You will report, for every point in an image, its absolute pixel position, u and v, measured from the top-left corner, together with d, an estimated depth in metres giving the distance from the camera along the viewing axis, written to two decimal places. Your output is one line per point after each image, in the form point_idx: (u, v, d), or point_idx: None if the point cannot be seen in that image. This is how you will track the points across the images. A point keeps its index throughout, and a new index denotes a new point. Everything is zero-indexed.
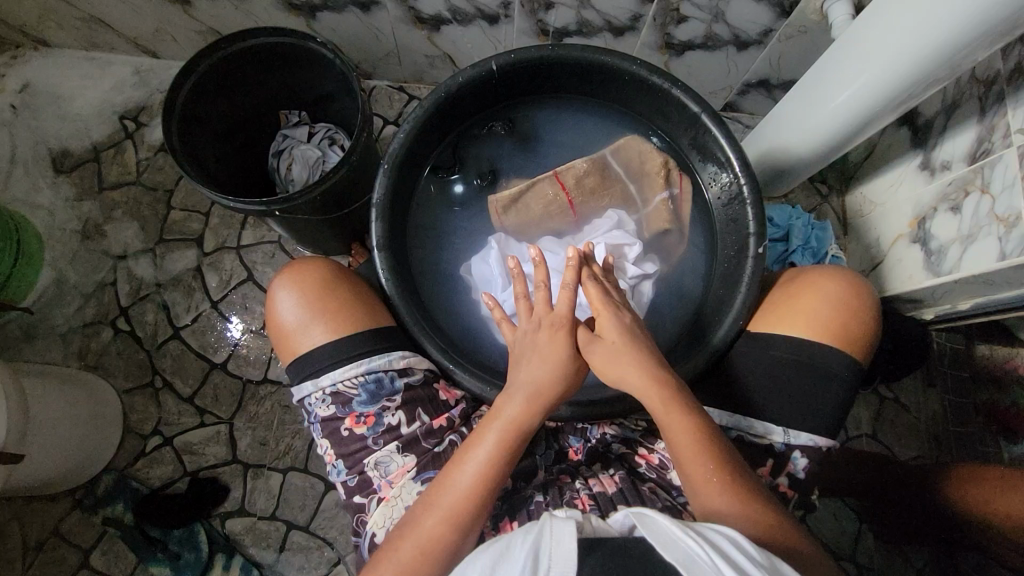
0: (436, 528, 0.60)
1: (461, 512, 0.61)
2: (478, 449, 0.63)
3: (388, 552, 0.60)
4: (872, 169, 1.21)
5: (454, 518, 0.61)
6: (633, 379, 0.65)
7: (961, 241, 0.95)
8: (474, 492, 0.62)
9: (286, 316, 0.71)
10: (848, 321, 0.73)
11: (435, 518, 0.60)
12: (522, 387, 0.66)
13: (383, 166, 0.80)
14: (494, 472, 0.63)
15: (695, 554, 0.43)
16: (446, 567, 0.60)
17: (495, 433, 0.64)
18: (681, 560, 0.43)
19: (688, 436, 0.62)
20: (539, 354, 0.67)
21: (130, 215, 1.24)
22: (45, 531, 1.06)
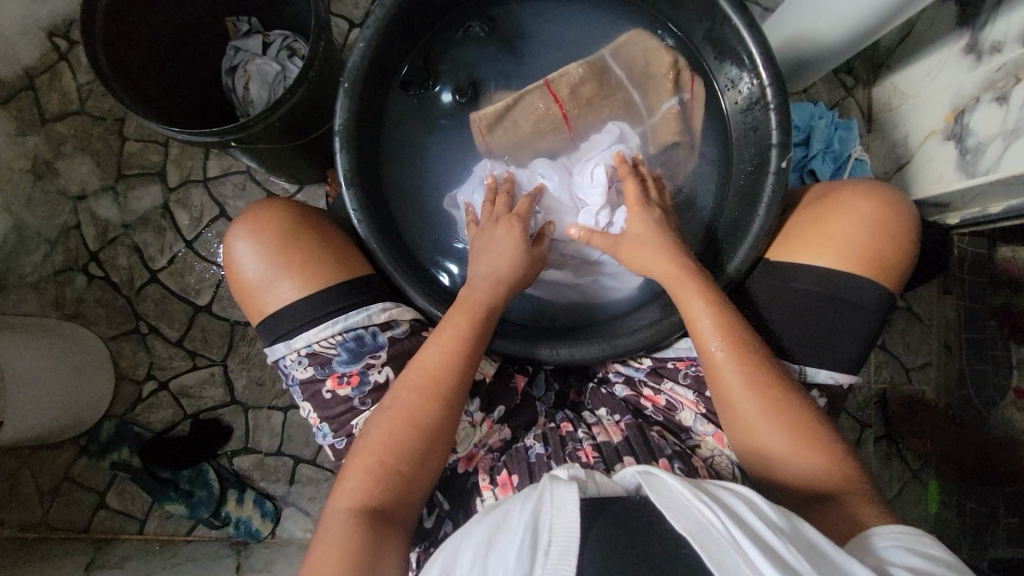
0: (419, 401, 0.60)
1: (440, 384, 0.61)
2: (448, 323, 0.63)
3: (372, 427, 0.60)
4: (906, 54, 1.07)
5: (434, 388, 0.60)
6: (658, 266, 0.66)
7: (1005, 137, 0.85)
8: (453, 363, 0.61)
9: (247, 271, 0.65)
10: (883, 246, 0.66)
11: (416, 391, 0.60)
12: (484, 273, 0.66)
13: (342, 85, 0.69)
14: (471, 343, 0.63)
15: (707, 522, 0.47)
16: (434, 436, 0.60)
17: (460, 312, 0.64)
18: (690, 530, 0.47)
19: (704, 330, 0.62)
20: (496, 247, 0.67)
21: (81, 149, 1.13)
22: (57, 477, 1.07)
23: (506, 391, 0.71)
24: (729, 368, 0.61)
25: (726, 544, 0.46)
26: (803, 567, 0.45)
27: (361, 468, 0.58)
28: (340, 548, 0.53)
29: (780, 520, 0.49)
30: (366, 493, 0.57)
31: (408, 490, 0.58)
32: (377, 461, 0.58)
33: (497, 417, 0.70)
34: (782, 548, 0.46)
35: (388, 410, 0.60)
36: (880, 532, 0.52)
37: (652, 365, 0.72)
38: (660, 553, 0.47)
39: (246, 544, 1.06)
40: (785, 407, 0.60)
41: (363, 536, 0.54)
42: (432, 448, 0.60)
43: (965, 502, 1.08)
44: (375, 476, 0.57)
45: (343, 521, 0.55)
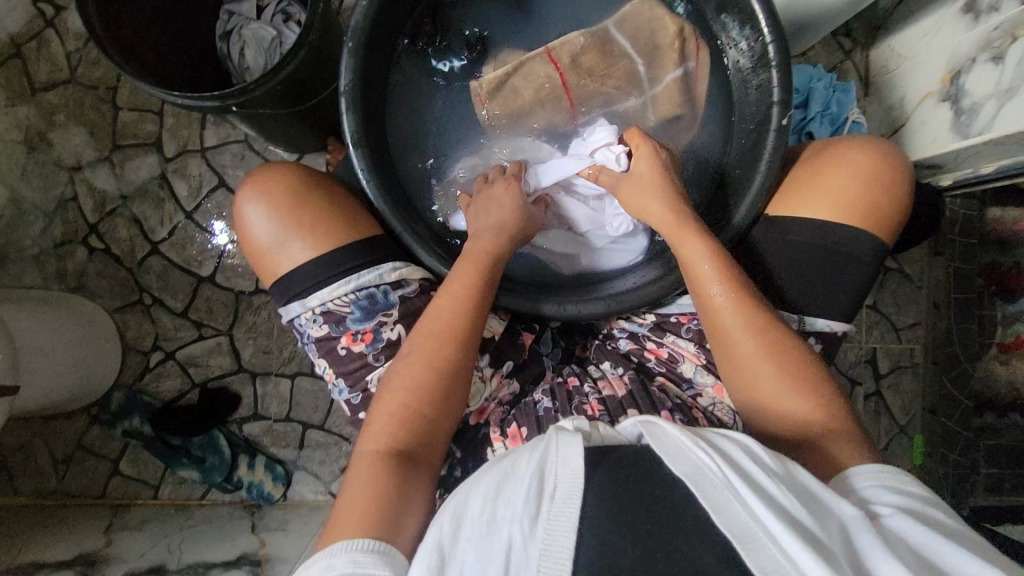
0: (435, 349, 0.63)
1: (454, 331, 0.63)
2: (459, 273, 0.65)
3: (392, 377, 0.62)
4: (904, 16, 1.07)
5: (450, 335, 0.63)
6: (655, 211, 0.68)
7: (999, 96, 0.86)
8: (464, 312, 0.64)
9: (259, 234, 0.66)
10: (880, 198, 0.68)
11: (430, 339, 0.63)
12: (490, 224, 0.68)
13: (346, 45, 0.68)
14: (481, 291, 0.65)
15: (704, 465, 0.51)
16: (452, 382, 0.62)
17: (469, 262, 0.66)
18: (688, 473, 0.51)
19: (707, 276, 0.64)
20: (496, 202, 0.69)
21: (74, 119, 1.11)
22: (70, 445, 1.10)
23: (514, 347, 0.74)
24: (724, 314, 0.64)
25: (721, 486, 0.49)
26: (792, 505, 0.48)
27: (383, 414, 0.61)
28: (372, 483, 0.57)
29: (775, 464, 0.51)
30: (393, 436, 0.60)
31: (431, 433, 0.61)
32: (401, 404, 0.61)
33: (507, 371, 0.73)
34: (774, 488, 0.49)
35: (405, 357, 0.63)
36: (862, 472, 0.56)
37: (655, 321, 0.74)
38: (661, 496, 0.50)
39: (259, 506, 1.09)
40: (782, 348, 0.63)
41: (392, 474, 0.57)
42: (449, 392, 0.63)
43: (949, 454, 1.13)
44: (400, 420, 0.60)
45: (371, 462, 0.58)
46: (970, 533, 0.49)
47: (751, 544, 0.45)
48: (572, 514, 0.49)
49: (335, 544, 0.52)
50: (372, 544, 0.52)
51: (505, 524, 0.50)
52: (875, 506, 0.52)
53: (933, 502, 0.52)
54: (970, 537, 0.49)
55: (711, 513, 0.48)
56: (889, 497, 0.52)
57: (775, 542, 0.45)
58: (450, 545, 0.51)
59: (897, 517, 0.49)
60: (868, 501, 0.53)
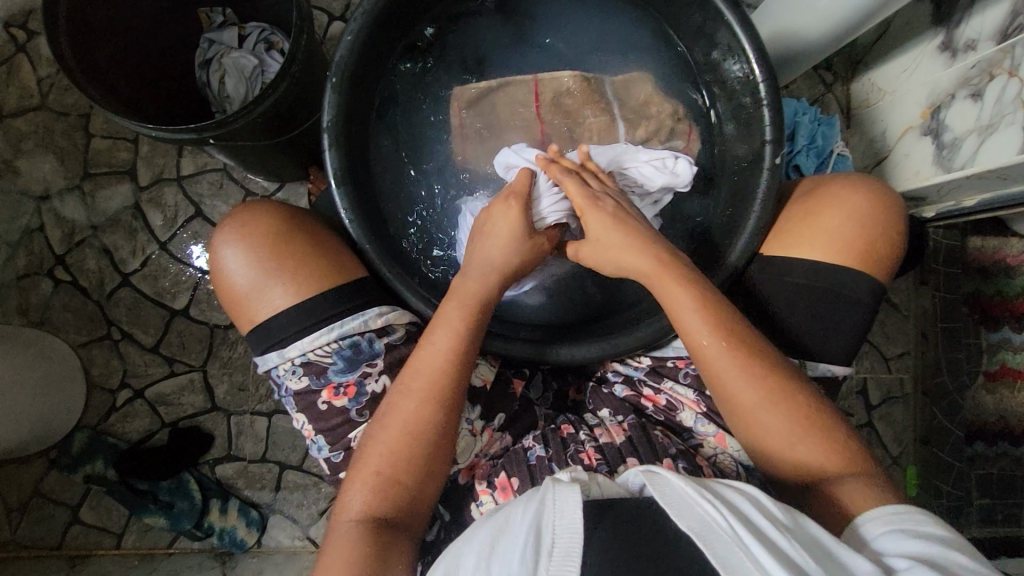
0: (413, 408, 0.58)
1: (433, 388, 0.59)
2: (443, 321, 0.62)
3: (371, 441, 0.58)
4: (883, 52, 1.10)
5: (432, 393, 0.59)
6: (640, 266, 0.63)
7: (981, 131, 0.87)
8: (446, 365, 0.60)
9: (237, 279, 0.62)
10: (875, 239, 0.67)
11: (411, 396, 0.59)
12: (479, 262, 0.65)
13: (329, 81, 0.67)
14: (462, 342, 0.61)
15: (710, 519, 0.48)
16: (435, 443, 0.59)
17: (456, 308, 0.63)
18: (694, 527, 0.47)
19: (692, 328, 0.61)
20: (495, 228, 0.66)
21: (43, 147, 1.07)
22: (26, 492, 1.02)
23: (505, 398, 0.71)
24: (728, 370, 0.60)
25: (729, 542, 0.46)
26: (805, 562, 0.45)
27: (363, 475, 0.57)
28: (350, 551, 0.53)
29: (785, 519, 0.48)
30: (375, 504, 0.56)
31: (415, 498, 0.58)
32: (377, 468, 0.57)
33: (498, 425, 0.69)
34: (785, 543, 0.46)
35: (383, 415, 0.59)
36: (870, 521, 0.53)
37: (651, 364, 0.72)
38: (666, 552, 0.47)
39: (231, 555, 1.03)
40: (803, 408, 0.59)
41: (373, 544, 0.54)
42: (432, 453, 0.59)
43: (942, 485, 1.12)
44: (377, 486, 0.56)
45: (349, 530, 0.55)
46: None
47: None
48: (572, 574, 0.46)
49: None
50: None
51: None
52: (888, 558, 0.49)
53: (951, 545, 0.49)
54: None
55: (720, 571, 0.45)
56: (904, 545, 0.49)
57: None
58: None
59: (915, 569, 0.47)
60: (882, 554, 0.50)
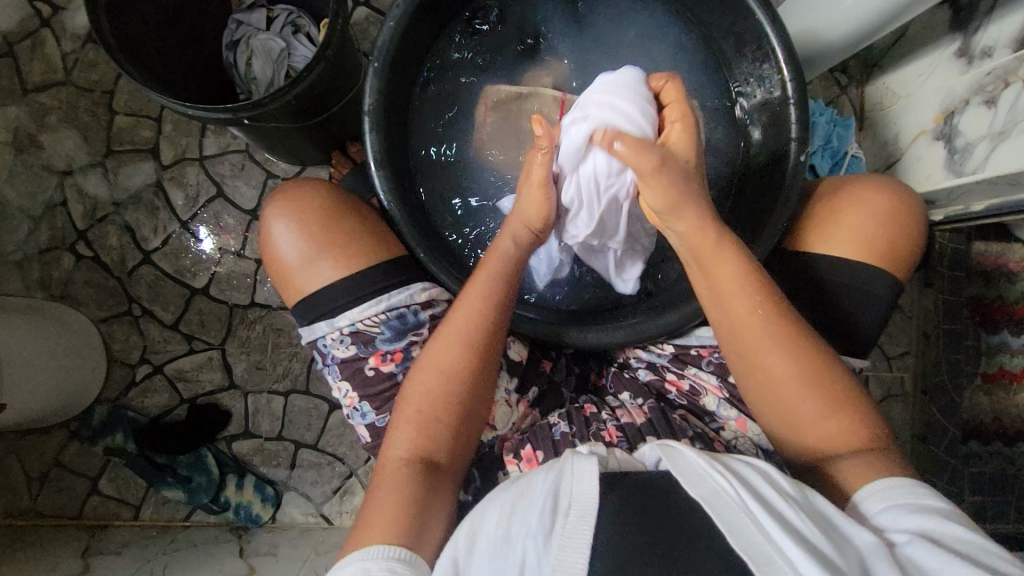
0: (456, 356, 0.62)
1: (477, 343, 0.63)
2: (481, 277, 0.65)
3: (414, 386, 0.62)
4: (899, 56, 1.12)
5: (469, 343, 0.63)
6: (687, 225, 0.62)
7: (993, 137, 0.90)
8: (486, 321, 0.64)
9: (287, 252, 0.68)
10: (895, 236, 0.69)
11: (451, 346, 0.63)
12: (514, 219, 0.67)
13: (372, 67, 0.71)
14: (501, 298, 0.65)
15: (719, 489, 0.50)
16: (472, 392, 0.63)
17: (492, 264, 0.66)
18: (704, 495, 0.50)
19: (733, 299, 0.63)
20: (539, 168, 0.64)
21: (67, 122, 1.08)
22: (46, 462, 1.05)
23: (537, 375, 0.75)
24: (772, 339, 0.62)
25: (736, 509, 0.48)
26: (810, 531, 0.47)
27: (405, 418, 0.61)
28: (400, 491, 0.57)
29: (793, 491, 0.51)
30: (416, 445, 0.61)
31: (458, 441, 0.62)
32: (417, 412, 0.61)
33: (531, 398, 0.74)
34: (789, 510, 0.48)
35: (425, 365, 0.63)
36: (873, 495, 0.56)
37: (674, 351, 0.75)
38: (674, 517, 0.49)
39: (246, 529, 1.05)
40: (824, 381, 0.62)
41: (418, 483, 0.58)
42: (467, 399, 0.63)
43: (939, 483, 1.14)
44: (420, 428, 0.61)
45: (397, 471, 0.59)
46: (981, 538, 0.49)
47: (765, 567, 0.44)
48: (586, 536, 0.48)
49: (372, 546, 0.53)
50: (401, 553, 0.52)
51: (519, 540, 0.49)
52: (890, 533, 0.51)
53: (940, 514, 0.51)
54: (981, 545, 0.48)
55: (726, 535, 0.47)
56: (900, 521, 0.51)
57: (793, 566, 0.44)
58: (464, 560, 0.51)
59: (915, 543, 0.48)
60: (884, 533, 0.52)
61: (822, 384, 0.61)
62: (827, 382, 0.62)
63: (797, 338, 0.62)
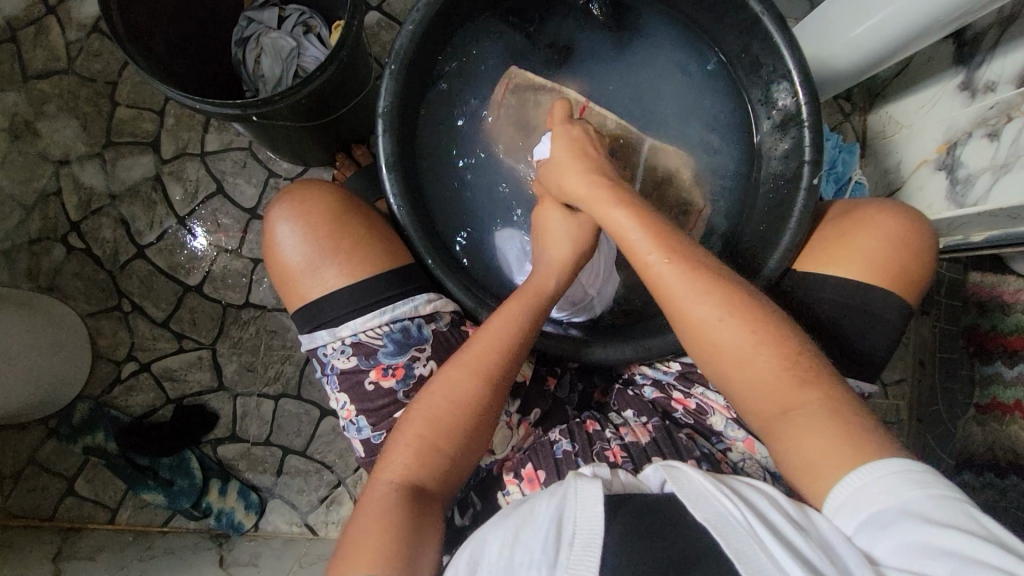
0: (467, 381, 0.61)
1: (495, 371, 0.62)
2: (507, 309, 0.65)
3: (414, 408, 0.61)
4: (903, 86, 1.13)
5: (484, 370, 0.61)
6: (582, 190, 0.68)
7: (995, 170, 0.91)
8: (500, 347, 0.63)
9: (292, 255, 0.66)
10: (907, 262, 0.69)
11: (463, 371, 0.61)
12: (550, 261, 0.70)
13: (388, 68, 0.71)
14: (518, 327, 0.64)
15: (728, 514, 0.48)
16: (476, 417, 0.61)
17: (520, 299, 0.66)
18: (711, 520, 0.48)
19: (643, 251, 0.61)
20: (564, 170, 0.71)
21: (66, 111, 1.06)
22: (21, 459, 1.01)
23: (540, 394, 0.74)
24: (691, 300, 0.58)
25: (744, 535, 0.46)
26: (820, 561, 0.44)
27: (405, 440, 0.59)
28: (383, 518, 0.54)
29: (799, 517, 0.48)
30: (411, 469, 0.58)
31: (450, 472, 0.60)
32: (419, 435, 0.59)
33: (533, 419, 0.73)
34: (799, 540, 0.46)
35: (432, 388, 0.61)
36: (843, 516, 0.48)
37: (681, 369, 0.75)
38: (680, 542, 0.48)
39: (227, 537, 1.01)
40: (773, 334, 0.56)
41: (403, 507, 0.55)
42: (474, 430, 0.61)
43: None
44: (415, 450, 0.59)
45: (384, 494, 0.56)
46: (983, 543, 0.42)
47: None
48: (590, 564, 0.47)
49: None
50: None
51: (522, 568, 0.48)
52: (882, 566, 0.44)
53: (929, 519, 0.44)
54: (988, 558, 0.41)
55: (732, 561, 0.45)
56: (886, 544, 0.44)
57: None
58: None
59: None
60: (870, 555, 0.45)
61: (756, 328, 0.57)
62: (778, 348, 0.56)
63: (728, 287, 0.58)
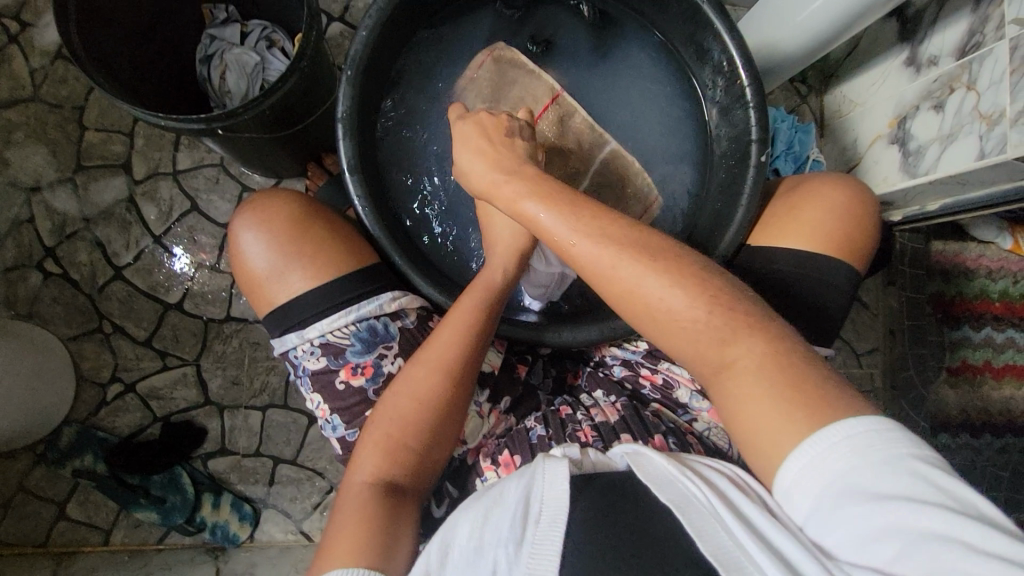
0: (427, 380, 0.63)
1: (450, 366, 0.64)
2: (464, 303, 0.67)
3: (383, 409, 0.63)
4: (855, 66, 1.17)
5: (443, 367, 0.63)
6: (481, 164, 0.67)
7: (942, 140, 0.94)
8: (465, 345, 0.65)
9: (258, 263, 0.68)
10: (852, 230, 0.73)
11: (422, 369, 0.63)
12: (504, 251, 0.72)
13: (344, 74, 0.72)
14: (479, 325, 0.66)
15: (692, 496, 0.50)
16: (442, 414, 0.63)
17: (473, 296, 0.68)
18: (674, 500, 0.50)
19: (534, 209, 0.59)
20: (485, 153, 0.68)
21: (34, 138, 1.06)
22: (11, 488, 1.01)
23: (511, 381, 0.77)
24: (618, 264, 0.54)
25: (706, 514, 0.48)
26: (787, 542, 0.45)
27: (373, 439, 0.62)
28: (359, 516, 0.56)
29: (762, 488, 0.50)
30: (381, 467, 0.60)
31: (420, 464, 0.62)
32: (386, 433, 0.61)
33: (504, 407, 0.75)
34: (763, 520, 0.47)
35: (395, 388, 0.63)
36: (792, 492, 0.46)
37: (647, 348, 0.78)
38: (643, 523, 0.50)
39: (223, 549, 1.03)
40: (707, 292, 0.52)
41: (376, 503, 0.57)
42: (438, 423, 0.63)
43: None
44: (386, 451, 0.61)
45: (357, 493, 0.58)
46: (938, 513, 0.40)
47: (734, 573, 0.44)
48: (556, 541, 0.49)
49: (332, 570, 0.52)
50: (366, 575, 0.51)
51: (490, 548, 0.50)
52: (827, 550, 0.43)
53: (874, 496, 0.42)
54: (961, 535, 0.39)
55: (696, 539, 0.47)
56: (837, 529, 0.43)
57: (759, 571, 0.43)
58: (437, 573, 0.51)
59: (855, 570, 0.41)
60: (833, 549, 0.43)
61: (675, 276, 0.53)
62: (711, 312, 0.51)
63: (659, 253, 0.54)
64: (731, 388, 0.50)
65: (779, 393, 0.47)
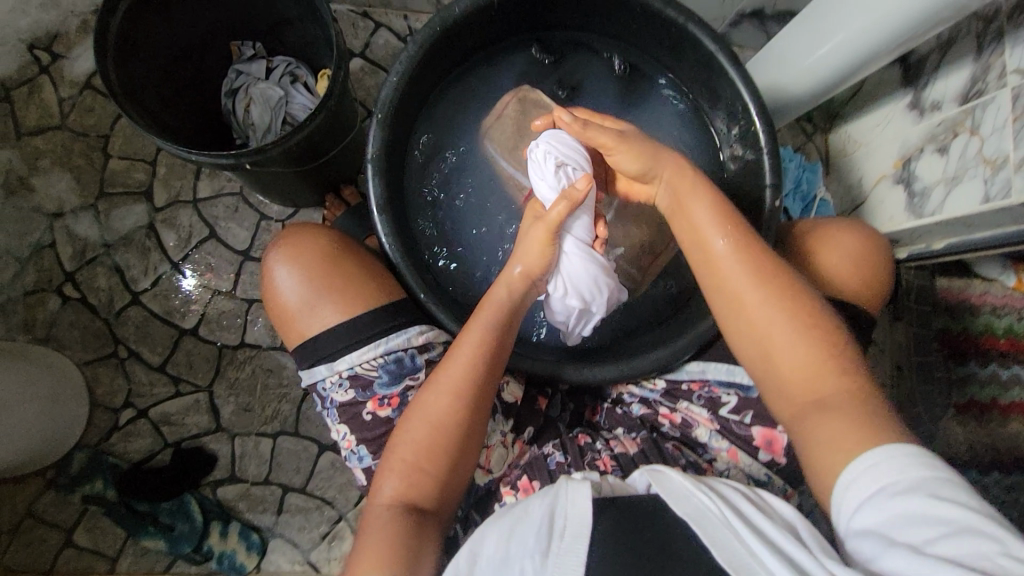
0: (442, 403, 0.63)
1: (465, 389, 0.64)
2: (475, 324, 0.66)
3: (402, 434, 0.63)
4: (859, 107, 1.21)
5: (459, 390, 0.64)
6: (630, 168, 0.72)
7: (947, 181, 0.97)
8: (479, 368, 0.64)
9: (290, 296, 0.70)
10: (864, 275, 0.74)
11: (438, 394, 0.64)
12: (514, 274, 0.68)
13: (374, 116, 0.75)
14: (490, 348, 0.65)
15: (705, 508, 0.52)
16: (460, 440, 0.63)
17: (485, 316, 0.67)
18: (691, 514, 0.52)
19: (708, 225, 0.67)
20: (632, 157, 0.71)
21: (59, 165, 1.09)
22: (19, 513, 1.01)
23: (531, 413, 0.78)
24: (741, 278, 0.64)
25: (721, 525, 0.50)
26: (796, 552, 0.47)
27: (393, 463, 0.62)
28: (387, 537, 0.58)
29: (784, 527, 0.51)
30: (401, 491, 0.61)
31: (439, 489, 0.62)
32: (404, 458, 0.62)
33: (527, 437, 0.76)
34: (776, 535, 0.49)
35: (413, 412, 0.64)
36: (854, 481, 0.51)
37: (666, 386, 0.77)
38: (662, 541, 0.51)
39: None
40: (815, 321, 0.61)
41: (399, 526, 0.58)
42: (455, 447, 0.63)
43: None
44: (404, 477, 0.62)
45: (379, 515, 0.60)
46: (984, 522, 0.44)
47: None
48: (580, 555, 0.50)
49: None
50: None
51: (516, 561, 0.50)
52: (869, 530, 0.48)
53: (929, 495, 0.47)
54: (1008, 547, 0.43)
55: (710, 549, 0.49)
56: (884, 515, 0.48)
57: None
58: None
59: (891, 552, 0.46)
60: (869, 563, 0.47)
61: (794, 303, 0.62)
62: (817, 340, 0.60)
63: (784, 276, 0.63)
64: (813, 407, 0.58)
65: (861, 413, 0.55)
